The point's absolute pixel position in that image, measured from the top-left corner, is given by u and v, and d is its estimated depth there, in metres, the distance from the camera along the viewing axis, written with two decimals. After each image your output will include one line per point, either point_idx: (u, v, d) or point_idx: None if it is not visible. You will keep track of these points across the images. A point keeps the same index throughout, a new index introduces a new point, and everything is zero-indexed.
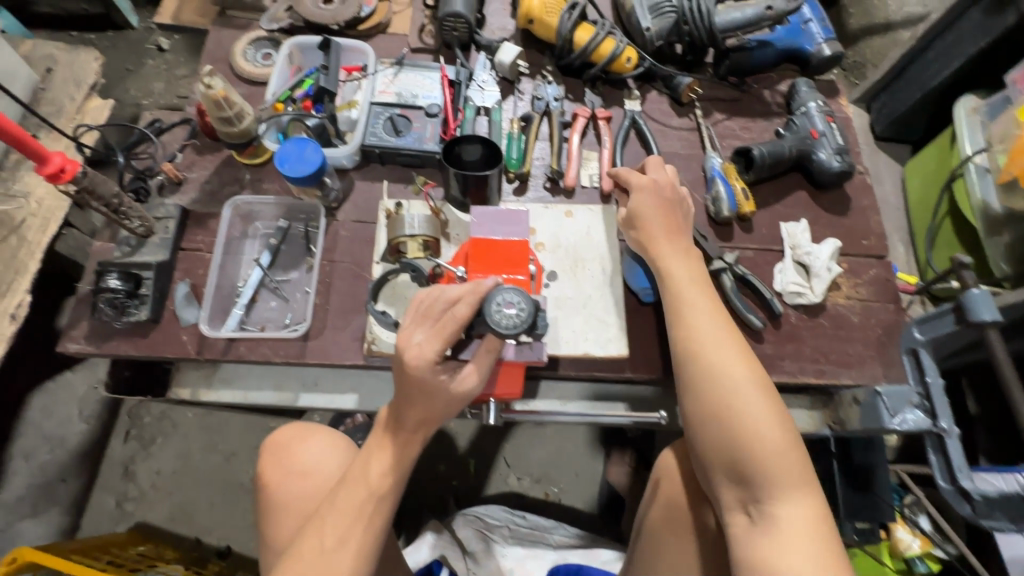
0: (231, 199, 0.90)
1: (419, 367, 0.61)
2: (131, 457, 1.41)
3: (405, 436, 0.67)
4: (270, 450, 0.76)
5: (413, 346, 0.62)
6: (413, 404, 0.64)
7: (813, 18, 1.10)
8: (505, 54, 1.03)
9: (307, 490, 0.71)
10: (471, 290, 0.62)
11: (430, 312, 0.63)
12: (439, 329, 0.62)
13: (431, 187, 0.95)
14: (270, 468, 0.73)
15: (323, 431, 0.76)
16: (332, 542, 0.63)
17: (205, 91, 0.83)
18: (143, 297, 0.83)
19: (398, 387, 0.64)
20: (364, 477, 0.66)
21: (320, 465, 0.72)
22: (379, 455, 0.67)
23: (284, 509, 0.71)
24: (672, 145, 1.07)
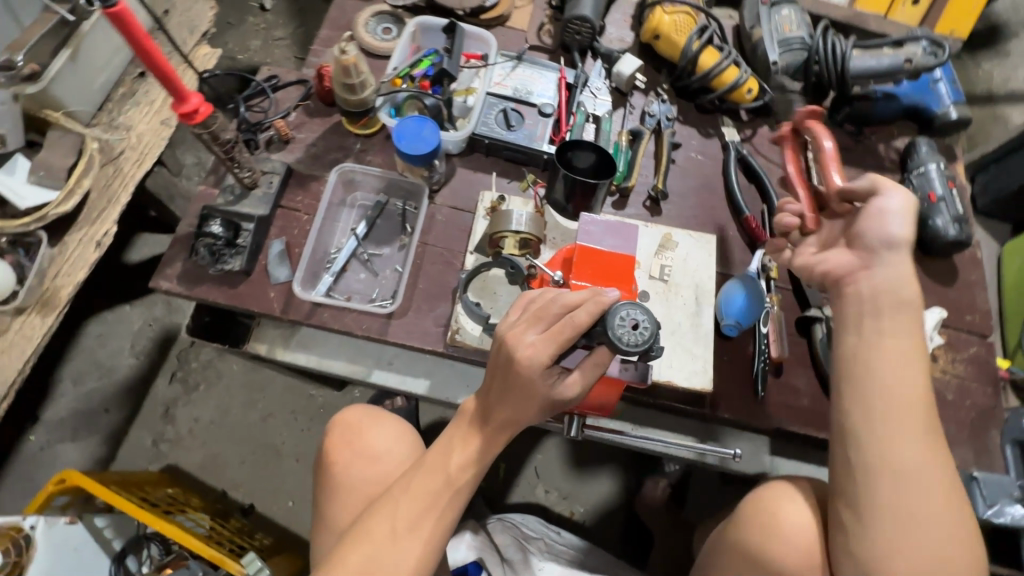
0: (339, 165, 0.90)
1: (530, 366, 0.59)
2: (174, 399, 1.42)
3: (489, 433, 0.63)
4: (340, 423, 0.73)
5: (524, 346, 0.59)
6: (511, 404, 0.61)
7: (943, 78, 1.05)
8: (624, 66, 1.02)
9: (375, 472, 0.68)
10: (590, 296, 0.60)
11: (544, 313, 0.60)
12: (555, 332, 0.59)
13: (539, 186, 0.94)
14: (337, 443, 0.71)
15: (396, 419, 0.73)
16: (402, 530, 0.60)
17: (338, 56, 0.84)
18: (239, 248, 0.84)
19: (497, 384, 0.62)
20: (442, 468, 0.63)
21: (391, 452, 0.69)
22: (462, 447, 0.63)
23: (346, 487, 0.68)
24: (778, 184, 1.04)
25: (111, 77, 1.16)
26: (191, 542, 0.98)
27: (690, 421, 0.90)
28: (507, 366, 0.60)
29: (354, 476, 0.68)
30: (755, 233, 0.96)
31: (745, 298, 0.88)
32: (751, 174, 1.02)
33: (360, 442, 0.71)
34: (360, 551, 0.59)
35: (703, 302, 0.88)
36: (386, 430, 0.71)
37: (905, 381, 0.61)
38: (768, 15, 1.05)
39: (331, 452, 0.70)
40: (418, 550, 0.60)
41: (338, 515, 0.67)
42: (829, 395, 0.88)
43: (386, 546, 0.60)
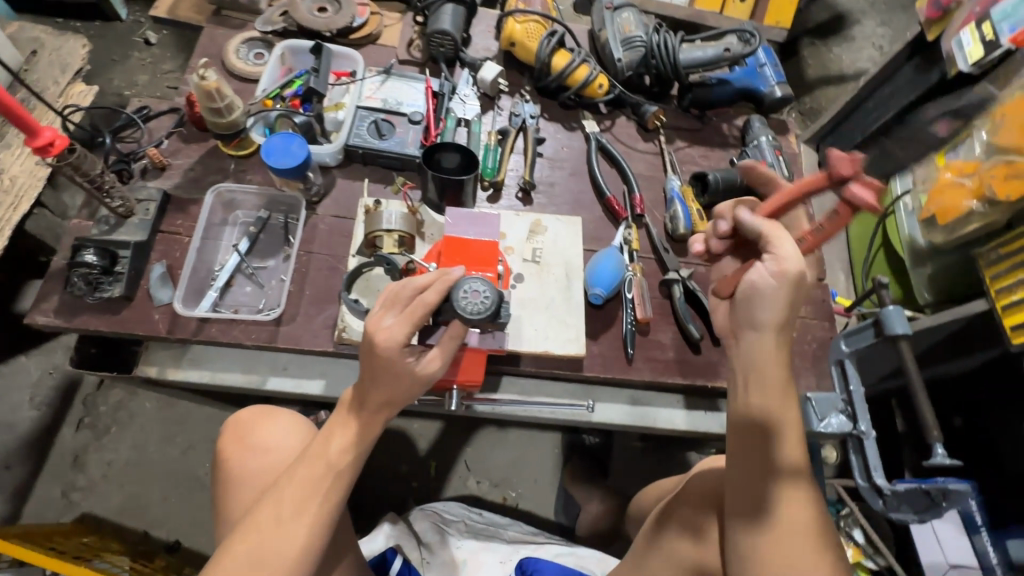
0: (215, 185, 0.93)
1: (388, 347, 0.64)
2: (83, 446, 1.38)
3: (367, 416, 0.68)
4: (233, 423, 0.77)
5: (382, 329, 0.65)
6: (379, 386, 0.67)
7: (767, 63, 1.23)
8: (486, 72, 1.11)
9: (266, 465, 0.72)
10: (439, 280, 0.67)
11: (398, 298, 0.66)
12: (409, 313, 0.65)
13: (409, 187, 1.00)
14: (230, 442, 0.74)
15: (287, 413, 0.77)
16: (287, 514, 0.64)
17: (197, 82, 0.88)
18: (118, 275, 0.86)
19: (365, 369, 0.67)
20: (324, 454, 0.67)
21: (280, 444, 0.73)
22: (342, 431, 0.68)
23: (239, 482, 0.71)
24: (637, 167, 1.15)
25: None
26: None
27: (573, 384, 0.96)
28: (371, 351, 0.65)
29: (245, 470, 0.71)
30: (617, 210, 1.07)
31: (613, 265, 0.97)
32: (613, 160, 1.13)
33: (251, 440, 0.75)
34: (248, 538, 0.62)
35: (573, 277, 0.98)
36: (276, 424, 0.75)
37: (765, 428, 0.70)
38: (611, 18, 1.18)
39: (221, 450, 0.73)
40: (305, 531, 0.63)
41: (231, 509, 0.70)
42: (691, 346, 0.98)
43: (271, 529, 0.63)
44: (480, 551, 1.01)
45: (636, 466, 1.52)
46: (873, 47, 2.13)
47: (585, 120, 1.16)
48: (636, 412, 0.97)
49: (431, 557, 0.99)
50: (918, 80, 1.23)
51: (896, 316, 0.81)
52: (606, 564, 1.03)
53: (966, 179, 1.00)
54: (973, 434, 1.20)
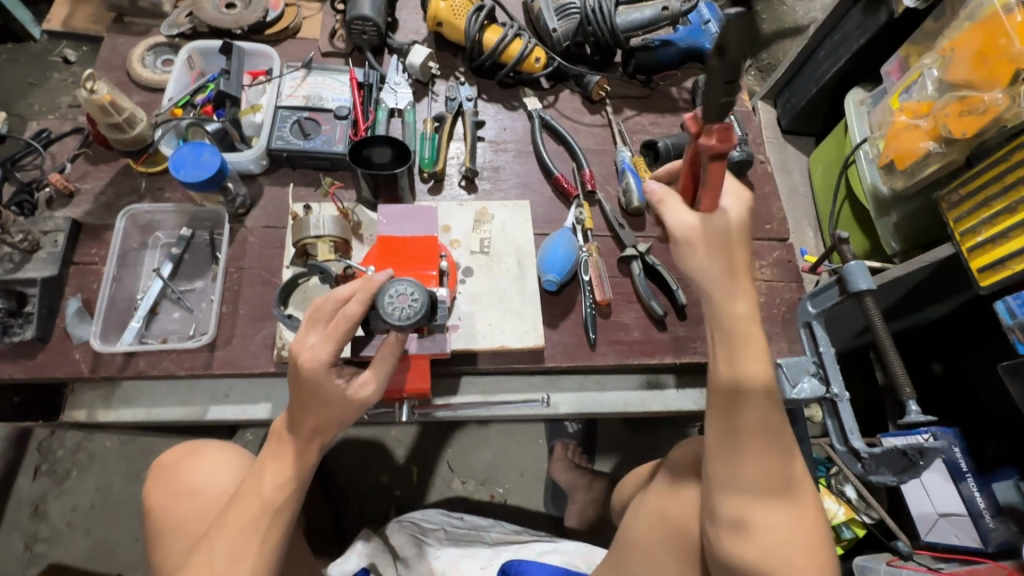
0: (126, 209, 0.86)
1: (312, 369, 0.60)
2: (43, 493, 1.31)
3: (301, 446, 0.63)
4: (160, 469, 0.73)
5: (307, 349, 0.60)
6: (311, 411, 0.62)
7: (711, 18, 1.16)
8: (415, 56, 1.03)
9: (199, 508, 0.68)
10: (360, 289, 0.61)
11: (321, 313, 0.61)
12: (331, 330, 0.60)
13: (337, 188, 0.94)
14: (160, 489, 0.71)
15: (216, 447, 0.73)
16: (224, 566, 0.59)
17: (87, 97, 0.80)
18: (28, 316, 0.79)
19: (294, 395, 0.62)
20: (258, 494, 0.62)
21: (211, 484, 0.69)
22: (274, 469, 0.63)
23: (175, 531, 0.68)
24: (585, 141, 1.10)
25: None
26: None
27: (531, 377, 0.92)
28: (298, 375, 0.61)
29: (180, 516, 0.68)
30: (566, 189, 1.01)
31: (563, 248, 0.92)
32: (559, 137, 1.07)
33: (183, 483, 0.71)
34: None
35: (525, 264, 0.93)
36: (205, 464, 0.70)
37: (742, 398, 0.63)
38: None
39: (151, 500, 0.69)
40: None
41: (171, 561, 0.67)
42: (656, 323, 0.94)
43: None
44: (461, 559, 0.98)
45: (622, 448, 1.49)
46: None
47: (525, 99, 1.10)
48: (605, 398, 0.92)
49: (407, 572, 0.94)
50: (866, 22, 1.19)
51: (858, 272, 0.78)
52: (591, 556, 1.00)
53: (921, 120, 0.96)
54: (954, 381, 1.18)
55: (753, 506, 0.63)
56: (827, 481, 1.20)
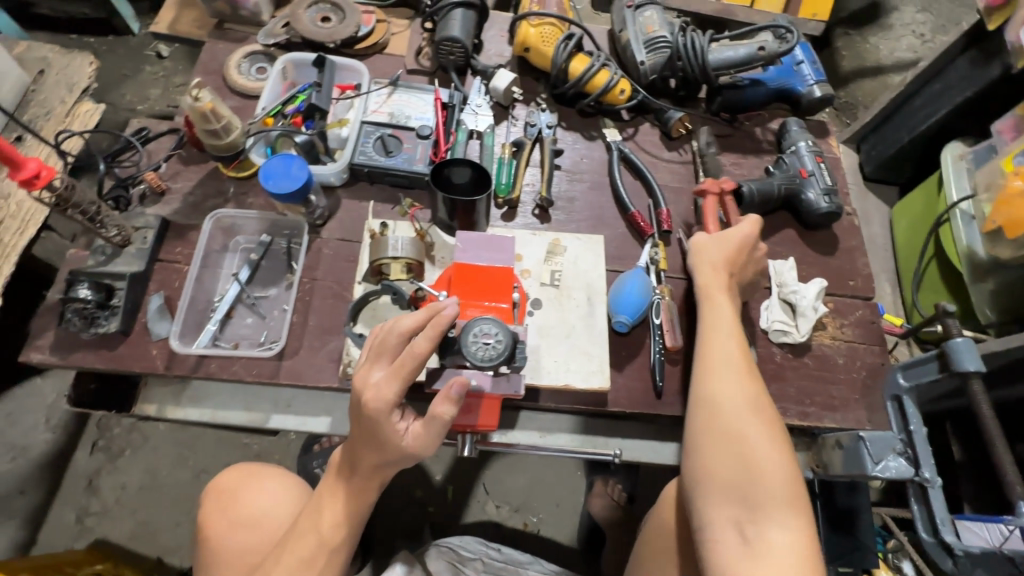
0: (213, 212, 0.89)
1: (375, 407, 0.58)
2: (97, 469, 1.36)
3: (358, 484, 0.62)
4: (215, 492, 0.73)
5: (371, 385, 0.59)
6: (369, 450, 0.60)
7: (805, 60, 1.11)
8: (499, 80, 1.03)
9: (255, 538, 0.68)
10: (425, 316, 0.61)
11: (385, 348, 0.60)
12: (398, 367, 0.59)
13: (416, 210, 0.93)
14: (217, 513, 0.71)
15: (271, 476, 0.73)
16: None
17: (191, 103, 0.83)
18: (114, 309, 0.81)
19: (355, 429, 0.61)
20: (317, 529, 0.62)
21: (270, 512, 0.69)
22: (331, 505, 0.62)
23: (228, 560, 0.68)
24: (662, 178, 1.07)
25: None
26: None
27: (595, 421, 0.89)
28: (359, 409, 0.59)
29: (234, 548, 0.67)
30: (642, 227, 0.99)
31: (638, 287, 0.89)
32: (637, 171, 1.05)
33: (237, 508, 0.71)
34: None
35: (596, 302, 0.90)
36: (260, 492, 0.71)
37: (720, 342, 0.78)
38: (632, 17, 1.10)
39: (207, 528, 0.69)
40: None
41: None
42: None
43: None
44: None
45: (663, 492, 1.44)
46: (913, 35, 2.00)
47: (606, 130, 1.08)
48: (667, 450, 0.88)
49: None
50: (974, 74, 1.12)
51: (966, 350, 0.72)
52: None
53: None
54: None
55: (726, 449, 0.69)
56: (884, 555, 1.13)
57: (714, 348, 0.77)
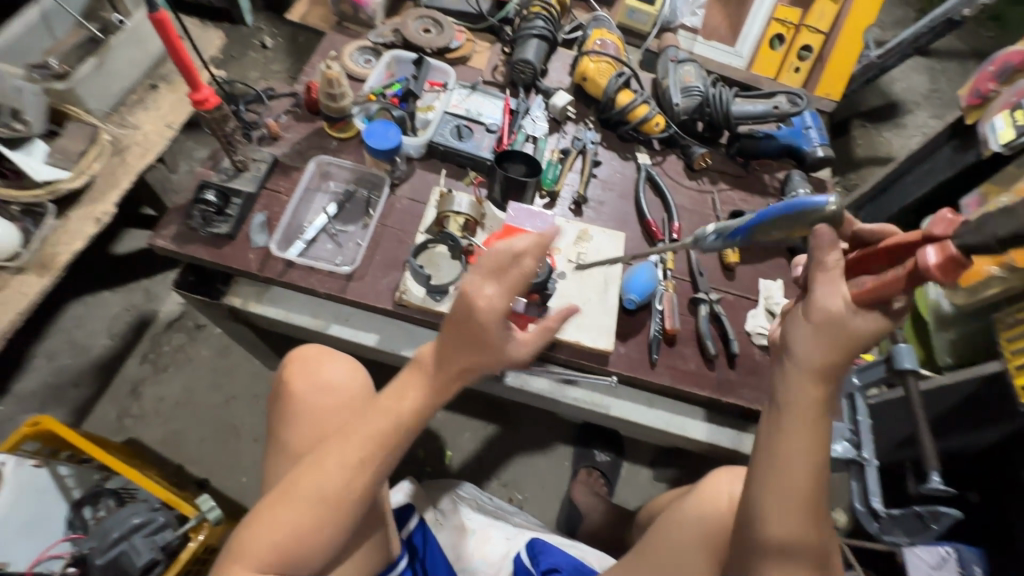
0: (317, 157, 1.10)
1: (489, 315, 0.68)
2: (143, 377, 1.53)
3: (434, 383, 0.75)
4: (298, 360, 0.93)
5: (484, 297, 0.68)
6: (470, 351, 0.72)
7: (812, 125, 1.34)
8: (559, 99, 1.26)
9: (332, 399, 0.88)
10: (536, 244, 0.67)
11: (498, 265, 0.67)
12: (510, 282, 0.67)
13: (478, 183, 1.15)
14: (298, 377, 0.90)
15: (340, 357, 0.94)
16: (353, 461, 0.72)
17: (323, 70, 1.08)
18: (227, 216, 1.01)
19: (463, 334, 0.70)
20: (392, 413, 0.74)
21: (343, 383, 0.90)
22: (414, 390, 0.74)
23: (306, 416, 0.87)
24: (681, 200, 1.27)
25: (126, 86, 1.37)
26: (140, 478, 1.06)
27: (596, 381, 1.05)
28: (464, 311, 0.69)
29: (314, 403, 0.88)
30: (654, 232, 1.18)
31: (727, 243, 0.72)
32: (658, 190, 1.24)
33: (315, 376, 0.90)
34: (315, 475, 0.71)
35: (611, 282, 1.08)
36: (335, 367, 0.91)
37: (796, 460, 0.62)
38: (674, 69, 1.33)
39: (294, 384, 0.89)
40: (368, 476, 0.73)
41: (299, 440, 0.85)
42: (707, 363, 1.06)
43: (338, 469, 0.72)
44: (489, 526, 1.08)
45: (641, 492, 1.56)
46: (923, 135, 2.25)
47: (638, 153, 1.30)
48: (649, 414, 1.05)
49: (443, 520, 1.08)
50: (955, 158, 1.32)
51: (905, 353, 0.88)
52: (603, 560, 1.06)
53: None
54: (988, 510, 1.22)
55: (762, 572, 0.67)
56: None
57: (791, 468, 0.62)
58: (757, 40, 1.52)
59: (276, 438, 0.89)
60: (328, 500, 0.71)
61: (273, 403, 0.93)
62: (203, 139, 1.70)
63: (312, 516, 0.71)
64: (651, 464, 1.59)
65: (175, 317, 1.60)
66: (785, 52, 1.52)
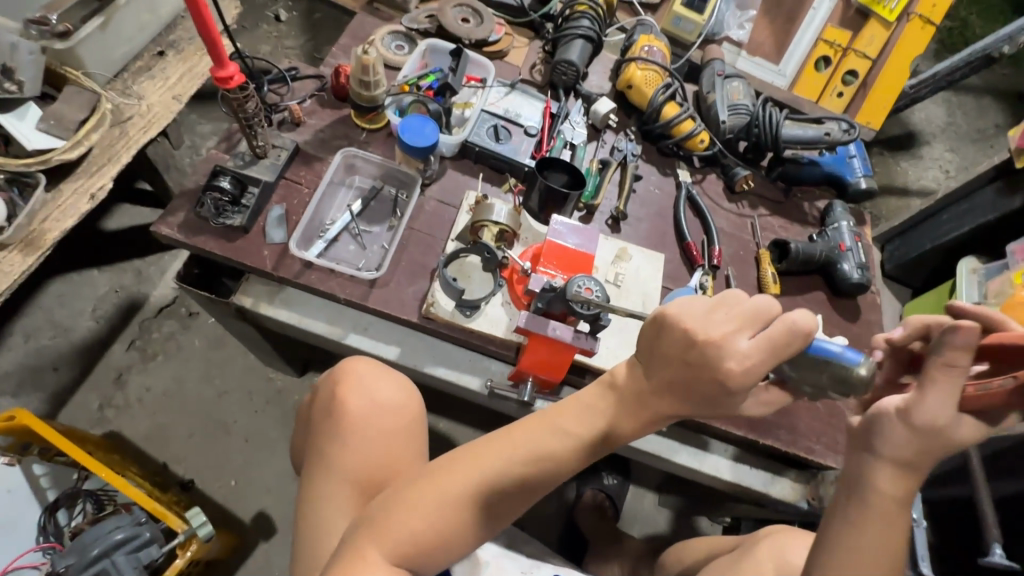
0: (344, 148, 1.01)
1: (744, 380, 0.55)
2: (128, 366, 1.42)
3: (626, 408, 0.64)
4: (346, 373, 0.81)
5: (736, 357, 0.55)
6: (686, 397, 0.60)
7: (857, 155, 1.29)
8: (601, 105, 1.18)
9: (389, 420, 0.79)
10: (805, 336, 0.54)
11: (761, 319, 0.57)
12: (776, 350, 0.54)
13: (517, 190, 1.07)
14: (353, 393, 0.79)
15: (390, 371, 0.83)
16: (494, 497, 0.64)
17: (359, 55, 0.98)
18: (242, 208, 0.93)
19: (685, 377, 0.59)
20: (572, 432, 0.64)
21: (397, 400, 0.80)
22: (594, 418, 0.64)
23: (363, 436, 0.77)
24: (720, 223, 1.21)
25: (132, 51, 1.26)
26: (123, 485, 0.96)
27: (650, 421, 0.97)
28: (691, 354, 0.57)
29: (372, 428, 0.77)
30: (694, 256, 1.12)
31: (849, 349, 0.58)
32: (698, 211, 1.18)
33: (367, 393, 0.79)
34: (451, 514, 0.63)
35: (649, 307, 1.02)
36: (387, 385, 0.80)
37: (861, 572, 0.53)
38: (721, 84, 1.27)
39: (346, 404, 0.77)
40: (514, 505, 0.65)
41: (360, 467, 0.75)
42: None
43: (479, 501, 0.64)
44: (504, 558, 0.98)
45: (645, 518, 1.52)
46: (939, 169, 2.23)
47: (680, 169, 1.23)
48: (681, 453, 0.98)
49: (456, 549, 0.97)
50: (998, 203, 1.30)
51: None
52: None
53: None
54: None
55: None
56: None
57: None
58: (802, 60, 1.47)
59: (325, 462, 0.77)
60: (471, 512, 0.63)
61: (319, 421, 0.81)
62: (208, 114, 1.59)
63: (448, 523, 0.63)
64: (657, 489, 1.54)
65: (167, 303, 1.49)
66: (829, 76, 1.47)
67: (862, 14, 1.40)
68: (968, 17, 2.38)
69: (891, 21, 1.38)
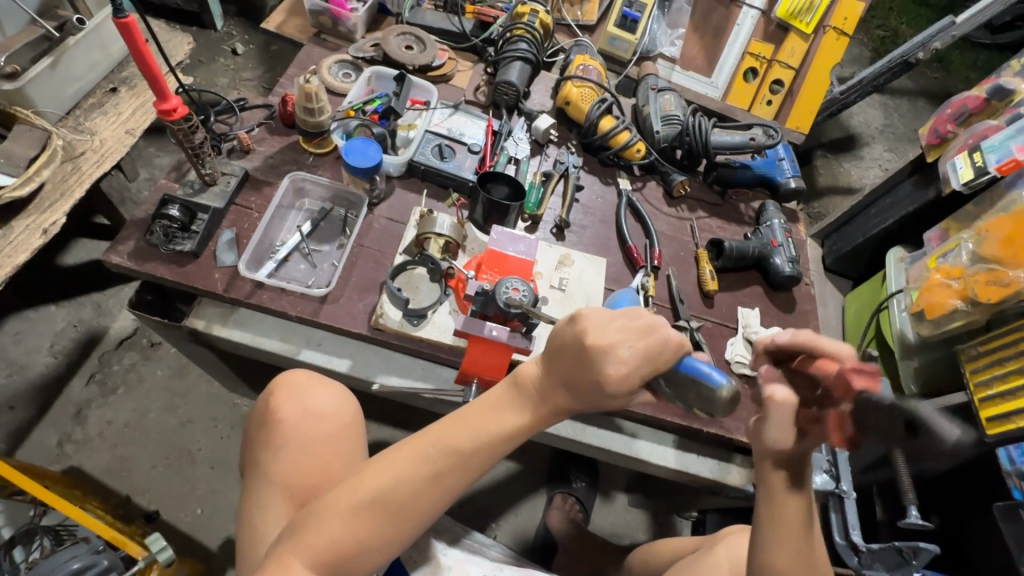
0: (292, 172, 1.05)
1: (621, 383, 0.64)
2: (88, 400, 1.41)
3: (530, 403, 0.71)
4: (282, 385, 0.86)
5: (618, 362, 0.64)
6: (576, 395, 0.68)
7: (786, 158, 1.38)
8: (542, 122, 1.24)
9: (322, 428, 0.84)
10: (675, 348, 0.65)
11: (646, 330, 0.65)
12: (650, 354, 0.64)
13: (461, 204, 1.13)
14: (286, 403, 0.84)
15: (327, 381, 0.88)
16: (408, 495, 0.68)
17: (302, 83, 1.02)
18: (192, 233, 0.95)
19: (573, 377, 0.67)
20: (482, 429, 0.70)
21: (331, 408, 0.85)
22: (505, 415, 0.71)
23: (297, 443, 0.82)
24: (661, 226, 1.27)
25: (83, 90, 1.29)
26: (80, 516, 0.96)
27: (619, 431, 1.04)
28: (573, 351, 0.66)
29: (305, 435, 0.83)
30: (635, 258, 1.18)
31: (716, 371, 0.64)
32: (639, 216, 1.24)
33: (302, 403, 0.84)
34: (366, 513, 0.67)
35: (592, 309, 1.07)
36: (322, 395, 0.86)
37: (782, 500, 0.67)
38: (654, 97, 1.35)
39: (278, 412, 0.83)
40: (431, 505, 0.69)
41: (292, 473, 0.80)
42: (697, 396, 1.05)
43: (390, 499, 0.68)
44: (467, 561, 0.98)
45: (616, 518, 1.54)
46: (879, 167, 2.36)
47: (619, 178, 1.29)
48: (631, 444, 1.03)
49: (418, 555, 0.97)
50: (916, 194, 1.38)
51: None
52: None
53: (953, 281, 1.13)
54: None
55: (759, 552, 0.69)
56: None
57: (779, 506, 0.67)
58: (732, 72, 1.57)
59: (261, 470, 0.82)
60: (383, 513, 0.67)
61: (256, 431, 0.86)
62: (165, 147, 1.62)
63: (361, 525, 0.67)
64: (626, 489, 1.57)
65: (127, 334, 1.49)
66: (758, 85, 1.56)
67: (782, 28, 1.51)
68: (899, 27, 2.55)
69: (808, 33, 1.49)
